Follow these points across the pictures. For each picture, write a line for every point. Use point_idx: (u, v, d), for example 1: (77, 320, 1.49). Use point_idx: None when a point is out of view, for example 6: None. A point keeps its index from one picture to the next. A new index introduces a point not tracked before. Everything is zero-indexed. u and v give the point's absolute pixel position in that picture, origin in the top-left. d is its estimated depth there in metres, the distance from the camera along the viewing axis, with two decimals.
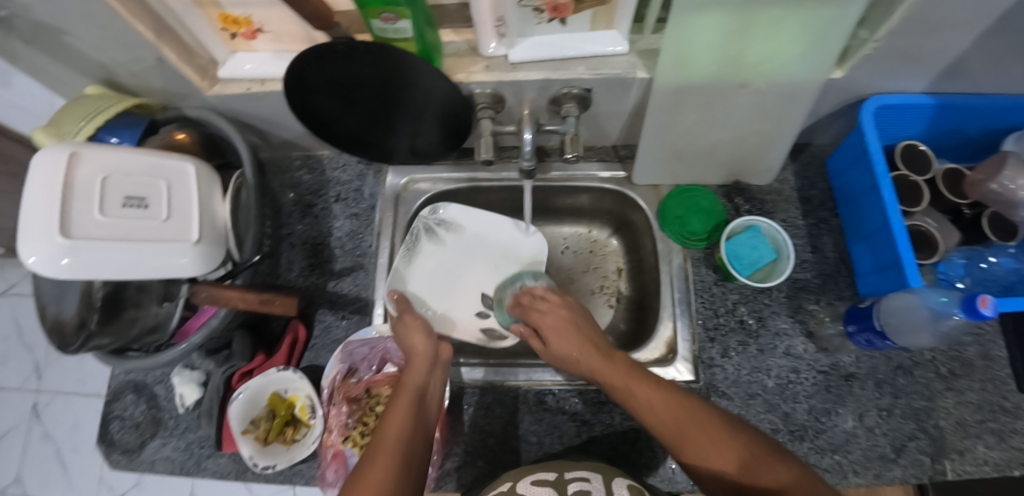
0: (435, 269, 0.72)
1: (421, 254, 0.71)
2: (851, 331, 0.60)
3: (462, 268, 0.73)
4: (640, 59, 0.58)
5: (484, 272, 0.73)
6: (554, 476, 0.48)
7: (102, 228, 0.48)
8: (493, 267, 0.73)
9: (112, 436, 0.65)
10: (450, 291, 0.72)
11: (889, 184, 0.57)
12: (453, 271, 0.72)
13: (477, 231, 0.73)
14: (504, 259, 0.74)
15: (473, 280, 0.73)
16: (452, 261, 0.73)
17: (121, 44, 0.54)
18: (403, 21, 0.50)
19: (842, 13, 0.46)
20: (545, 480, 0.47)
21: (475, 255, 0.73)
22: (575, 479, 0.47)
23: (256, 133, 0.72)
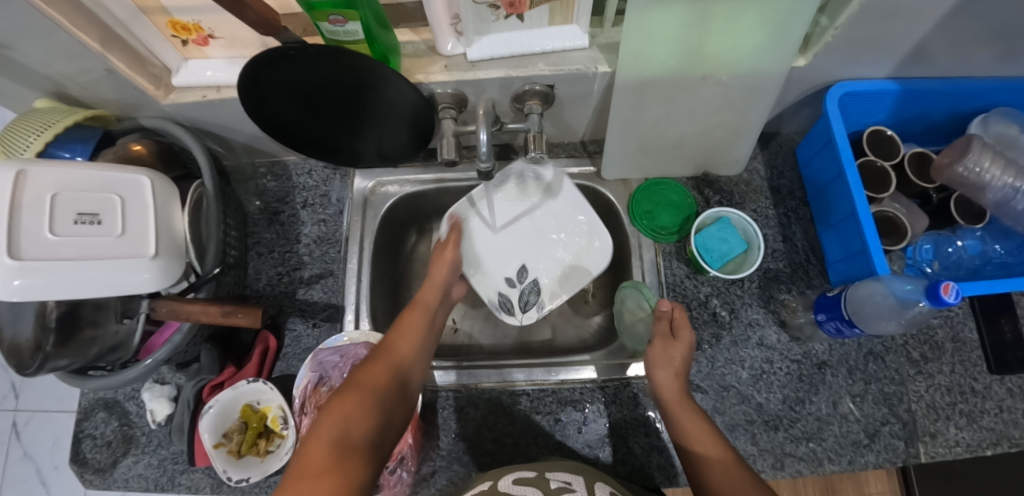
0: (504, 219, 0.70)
1: (501, 195, 0.70)
2: (821, 319, 0.59)
3: (524, 234, 0.70)
4: (601, 53, 0.57)
5: (544, 249, 0.70)
6: (533, 474, 0.49)
7: (54, 247, 0.48)
8: (551, 249, 0.70)
9: (84, 456, 0.64)
10: (495, 247, 0.70)
11: (854, 171, 0.57)
12: (517, 230, 0.70)
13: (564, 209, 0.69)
14: (569, 249, 0.69)
15: (529, 250, 0.70)
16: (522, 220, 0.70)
17: (66, 57, 0.52)
18: (353, 24, 0.48)
19: (801, 3, 0.46)
20: (525, 478, 0.48)
21: (548, 226, 0.70)
22: (558, 481, 0.47)
23: (219, 141, 0.71)
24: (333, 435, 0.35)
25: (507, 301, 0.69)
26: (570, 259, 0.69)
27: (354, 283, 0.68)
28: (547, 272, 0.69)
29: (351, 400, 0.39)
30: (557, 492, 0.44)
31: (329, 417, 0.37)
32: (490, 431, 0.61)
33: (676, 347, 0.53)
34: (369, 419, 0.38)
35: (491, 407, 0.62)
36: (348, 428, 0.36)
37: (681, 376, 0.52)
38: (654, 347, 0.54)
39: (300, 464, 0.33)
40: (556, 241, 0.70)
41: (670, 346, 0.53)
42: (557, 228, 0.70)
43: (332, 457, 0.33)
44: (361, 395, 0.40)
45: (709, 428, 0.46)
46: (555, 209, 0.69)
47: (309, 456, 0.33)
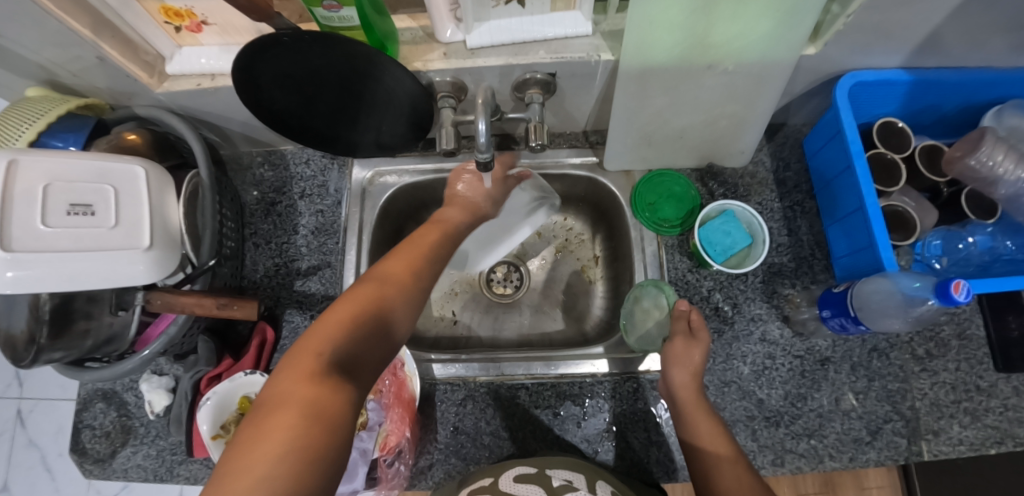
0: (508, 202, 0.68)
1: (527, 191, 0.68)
2: (825, 316, 0.59)
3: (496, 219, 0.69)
4: (604, 40, 0.56)
5: (488, 236, 0.71)
6: (535, 471, 0.49)
7: (46, 238, 0.47)
8: (490, 239, 0.72)
9: (83, 446, 0.64)
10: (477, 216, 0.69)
11: (864, 164, 0.55)
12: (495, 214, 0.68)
13: (519, 235, 0.74)
14: (491, 248, 0.73)
15: (485, 230, 0.69)
16: (507, 211, 0.68)
17: (56, 44, 0.51)
18: (347, 9, 0.47)
19: None
20: (526, 475, 0.48)
21: (508, 226, 0.71)
22: (559, 479, 0.46)
23: (214, 130, 0.70)
24: (330, 353, 0.34)
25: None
26: (476, 252, 0.73)
27: (352, 275, 0.67)
28: (464, 246, 0.71)
29: (350, 319, 0.37)
30: (560, 492, 0.44)
31: (321, 335, 0.35)
32: (488, 425, 0.61)
33: (695, 345, 0.52)
34: (368, 342, 0.37)
35: (488, 400, 0.62)
36: (343, 349, 0.35)
37: (698, 373, 0.51)
38: (676, 343, 0.52)
39: (290, 378, 0.32)
40: (496, 238, 0.72)
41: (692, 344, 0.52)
42: (507, 233, 0.73)
43: (326, 375, 0.32)
44: (361, 316, 0.38)
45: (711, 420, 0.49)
46: (521, 230, 0.73)
47: (300, 371, 0.32)
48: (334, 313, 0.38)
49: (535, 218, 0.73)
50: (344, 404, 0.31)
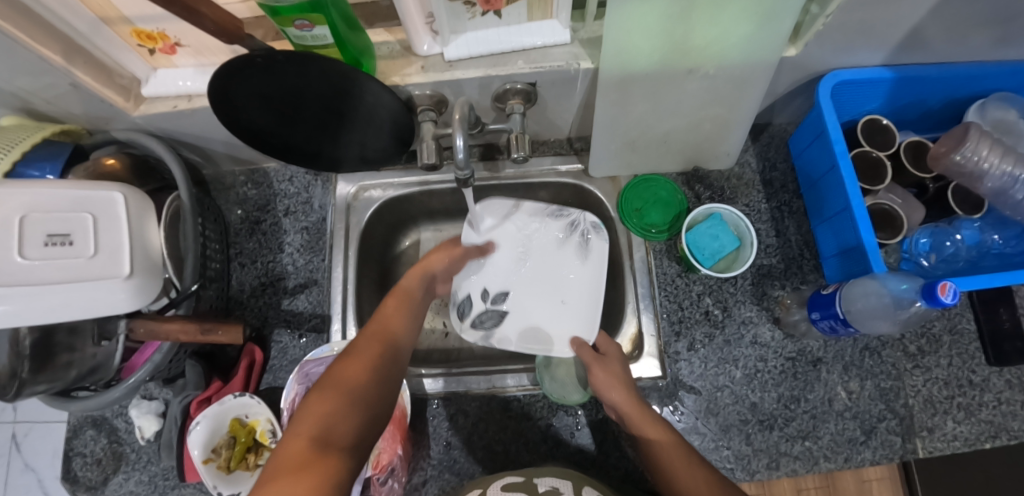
0: (533, 234, 0.67)
1: (547, 221, 0.67)
2: (815, 318, 0.58)
3: (536, 259, 0.67)
4: (583, 48, 0.55)
5: (542, 291, 0.66)
6: (521, 479, 0.49)
7: (23, 272, 0.46)
8: (555, 298, 0.66)
9: (75, 474, 0.64)
10: (507, 267, 0.67)
11: (848, 163, 0.55)
12: (520, 249, 0.67)
13: (584, 287, 0.65)
14: (566, 310, 0.65)
15: (531, 278, 0.67)
16: (540, 247, 0.67)
17: (25, 73, 0.51)
18: (319, 28, 0.47)
19: None
20: (514, 484, 0.48)
21: (564, 274, 0.66)
22: (545, 485, 0.47)
23: (195, 151, 0.69)
24: (312, 434, 0.33)
25: (467, 309, 0.66)
26: (551, 322, 0.65)
27: (339, 292, 0.66)
28: (523, 317, 0.66)
29: (331, 395, 0.37)
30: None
31: (307, 416, 0.35)
32: (480, 440, 0.60)
33: (612, 363, 0.55)
34: (352, 415, 0.36)
35: (481, 413, 0.61)
36: (329, 427, 0.34)
37: (630, 389, 0.52)
38: (594, 373, 0.54)
39: (277, 467, 0.31)
40: (558, 296, 0.66)
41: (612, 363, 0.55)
42: (572, 289, 0.66)
43: (312, 454, 0.31)
44: (343, 390, 0.37)
45: (679, 449, 0.45)
46: (582, 279, 0.66)
47: (289, 453, 0.31)
48: (318, 394, 0.37)
49: (593, 255, 0.66)
50: (333, 476, 0.31)
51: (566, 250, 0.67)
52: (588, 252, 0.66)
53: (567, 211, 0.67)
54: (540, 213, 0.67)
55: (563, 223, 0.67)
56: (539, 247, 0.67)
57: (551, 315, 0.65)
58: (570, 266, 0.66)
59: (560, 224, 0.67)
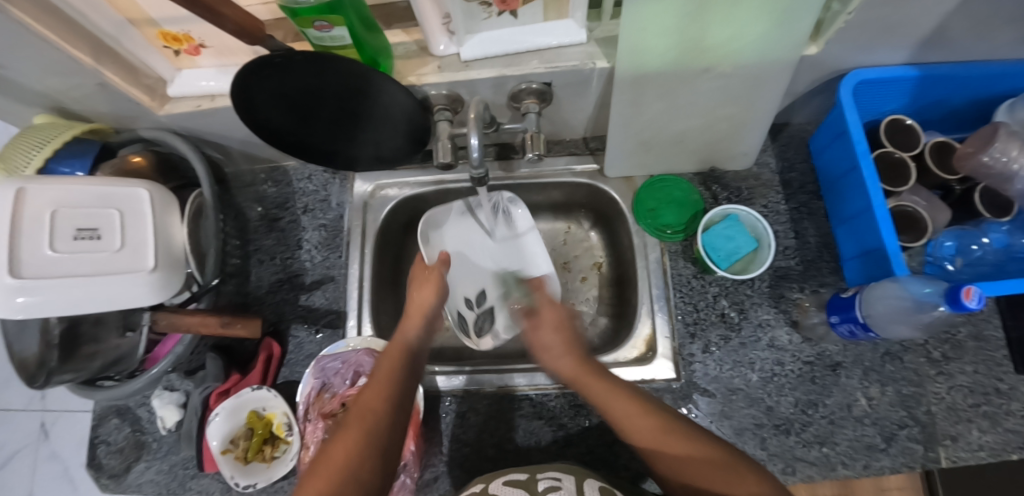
0: (466, 231, 0.69)
1: (471, 217, 0.68)
2: (834, 322, 0.58)
3: (487, 250, 0.69)
4: (598, 47, 0.55)
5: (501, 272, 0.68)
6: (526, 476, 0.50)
7: (53, 264, 0.49)
8: (528, 279, 0.67)
9: (99, 461, 0.66)
10: (476, 264, 0.69)
11: (870, 164, 0.55)
12: (478, 247, 0.69)
13: (534, 258, 0.67)
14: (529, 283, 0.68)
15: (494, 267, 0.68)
16: (482, 244, 0.69)
17: (59, 73, 0.53)
18: (338, 29, 0.47)
19: None
20: (517, 480, 0.49)
21: (513, 255, 0.68)
22: (547, 482, 0.47)
23: (216, 148, 0.70)
24: None
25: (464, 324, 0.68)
26: (534, 298, 0.68)
27: (354, 289, 0.67)
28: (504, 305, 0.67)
29: (331, 467, 0.37)
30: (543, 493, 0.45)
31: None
32: (492, 438, 0.60)
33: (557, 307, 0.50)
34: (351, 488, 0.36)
35: (491, 411, 0.61)
36: None
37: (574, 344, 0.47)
38: (527, 331, 0.50)
39: None
40: (525, 275, 0.67)
41: (545, 299, 0.52)
42: (525, 260, 0.68)
43: None
44: (343, 456, 0.37)
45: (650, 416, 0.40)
46: (527, 250, 0.68)
47: None
48: (321, 465, 0.37)
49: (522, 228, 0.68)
50: None
51: (506, 233, 0.68)
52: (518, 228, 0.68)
53: (478, 199, 0.67)
54: (467, 210, 0.68)
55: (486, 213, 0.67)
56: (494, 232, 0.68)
57: (526, 288, 0.67)
58: (516, 246, 0.68)
59: (481, 214, 0.67)
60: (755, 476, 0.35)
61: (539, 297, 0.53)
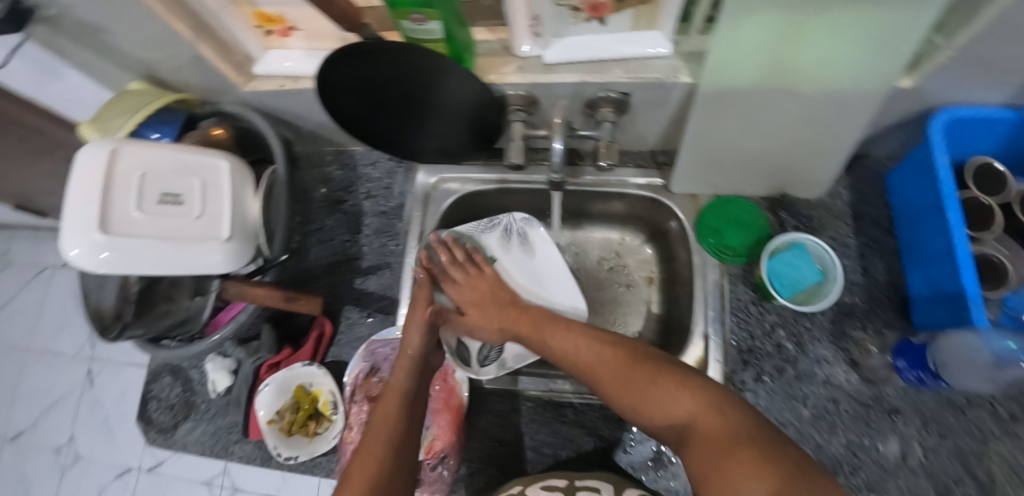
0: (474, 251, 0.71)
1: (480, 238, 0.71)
2: (900, 366, 0.55)
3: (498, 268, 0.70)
4: (683, 61, 0.54)
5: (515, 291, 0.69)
6: (565, 483, 0.52)
7: (136, 224, 0.50)
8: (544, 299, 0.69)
9: (150, 415, 0.69)
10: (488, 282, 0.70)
11: (957, 206, 0.52)
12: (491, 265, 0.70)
13: (549, 272, 0.70)
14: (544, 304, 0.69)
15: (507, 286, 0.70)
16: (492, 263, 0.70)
17: (159, 43, 0.55)
18: (433, 23, 0.48)
19: (912, 17, 0.41)
20: (555, 486, 0.51)
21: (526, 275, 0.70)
22: (588, 489, 0.50)
23: (289, 128, 0.72)
24: None
25: (465, 352, 0.65)
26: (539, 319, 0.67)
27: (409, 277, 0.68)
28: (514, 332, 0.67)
29: None
30: None
31: None
32: (531, 440, 0.60)
33: (475, 275, 0.62)
34: None
35: (533, 415, 0.61)
36: None
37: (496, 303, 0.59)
38: (469, 314, 0.60)
39: None
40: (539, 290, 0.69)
41: (478, 279, 0.62)
42: (540, 280, 0.70)
43: None
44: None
45: (586, 348, 0.48)
46: (543, 262, 0.71)
47: None
48: None
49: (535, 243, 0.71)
50: None
51: (516, 253, 0.71)
52: (533, 245, 0.71)
53: (490, 222, 0.71)
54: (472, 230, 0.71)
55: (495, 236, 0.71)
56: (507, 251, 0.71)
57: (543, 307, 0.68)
58: (526, 269, 0.71)
59: (495, 234, 0.71)
60: (688, 391, 0.39)
61: (472, 276, 0.62)
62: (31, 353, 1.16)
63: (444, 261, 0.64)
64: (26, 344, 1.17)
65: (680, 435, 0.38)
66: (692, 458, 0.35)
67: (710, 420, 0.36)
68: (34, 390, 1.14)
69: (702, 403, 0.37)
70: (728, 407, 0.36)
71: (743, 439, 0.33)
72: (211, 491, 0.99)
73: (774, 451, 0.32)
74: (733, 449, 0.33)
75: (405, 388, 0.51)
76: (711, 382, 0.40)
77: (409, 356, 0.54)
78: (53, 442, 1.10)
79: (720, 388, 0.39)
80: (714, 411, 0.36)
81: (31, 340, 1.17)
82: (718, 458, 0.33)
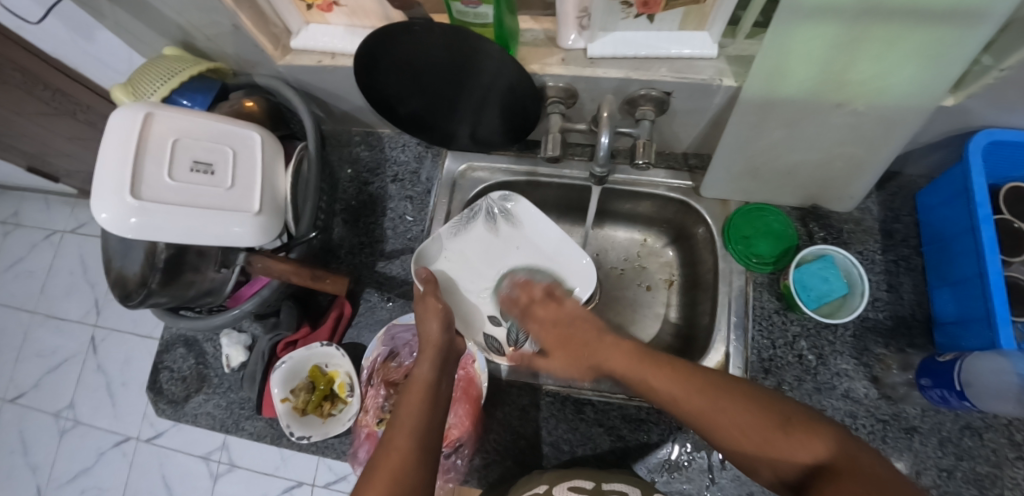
0: (467, 243, 0.68)
1: (470, 230, 0.68)
2: (923, 384, 0.55)
3: (490, 249, 0.69)
4: (728, 65, 0.54)
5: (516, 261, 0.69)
6: (590, 486, 0.50)
7: (169, 190, 0.50)
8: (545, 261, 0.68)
9: (160, 386, 0.68)
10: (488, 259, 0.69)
11: (991, 228, 0.52)
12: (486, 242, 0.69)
13: (543, 239, 0.67)
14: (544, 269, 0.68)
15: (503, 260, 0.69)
16: (488, 248, 0.69)
17: (198, 9, 0.54)
18: (484, 6, 0.48)
19: (968, 35, 0.40)
20: (581, 488, 0.50)
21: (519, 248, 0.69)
22: (614, 489, 0.49)
23: (320, 105, 0.71)
24: None
25: (496, 342, 0.67)
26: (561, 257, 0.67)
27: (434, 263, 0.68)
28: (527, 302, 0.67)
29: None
30: None
31: None
32: (549, 435, 0.60)
33: (552, 308, 0.58)
34: None
35: (553, 410, 0.61)
36: None
37: (580, 327, 0.54)
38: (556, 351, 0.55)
39: None
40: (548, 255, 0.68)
41: (559, 314, 0.57)
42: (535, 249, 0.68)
43: None
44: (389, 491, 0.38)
45: (668, 366, 0.45)
46: (533, 230, 0.68)
47: None
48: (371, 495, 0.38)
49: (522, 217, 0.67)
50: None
51: (509, 229, 0.68)
52: (519, 216, 0.67)
53: (467, 214, 0.67)
54: (458, 226, 0.67)
55: (484, 224, 0.68)
56: (499, 230, 0.68)
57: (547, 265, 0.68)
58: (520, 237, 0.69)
59: (478, 223, 0.68)
60: (810, 432, 0.36)
61: (549, 312, 0.58)
62: (36, 315, 1.15)
63: (523, 301, 0.61)
64: (32, 306, 1.16)
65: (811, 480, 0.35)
66: None
67: (852, 463, 0.33)
68: (36, 353, 1.13)
69: (830, 444, 0.35)
70: (860, 450, 0.34)
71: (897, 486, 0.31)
72: (209, 465, 0.99)
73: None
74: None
75: (430, 381, 0.49)
76: (828, 421, 0.37)
77: (430, 346, 0.52)
78: (53, 406, 1.10)
79: (844, 428, 0.36)
80: (849, 455, 0.34)
81: (35, 302, 1.16)
82: None
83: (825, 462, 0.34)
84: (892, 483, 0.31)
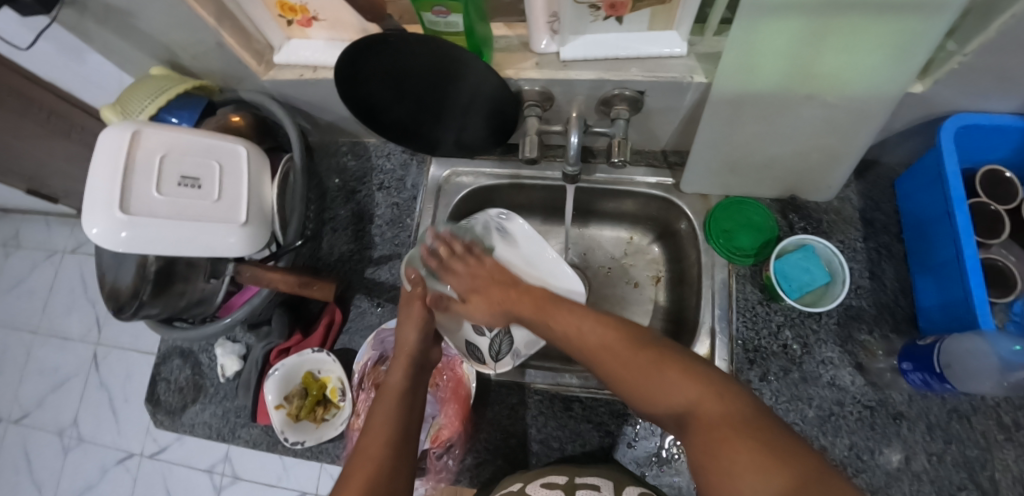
0: None
1: None
2: (905, 369, 0.56)
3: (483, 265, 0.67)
4: (699, 62, 0.55)
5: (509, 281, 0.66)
6: (565, 480, 0.51)
7: (156, 204, 0.51)
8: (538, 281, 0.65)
9: (157, 397, 0.69)
10: None
11: (966, 211, 0.53)
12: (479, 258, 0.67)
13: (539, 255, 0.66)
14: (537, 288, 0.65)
15: None
16: None
17: (181, 28, 0.55)
18: (455, 16, 0.49)
19: (925, 24, 0.41)
20: (555, 483, 0.50)
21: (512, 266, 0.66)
22: (586, 482, 0.50)
23: (306, 117, 0.73)
24: None
25: (477, 351, 0.62)
26: (555, 279, 0.65)
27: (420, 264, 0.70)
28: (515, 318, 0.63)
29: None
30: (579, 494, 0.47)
31: None
32: (538, 433, 0.61)
33: (474, 262, 0.57)
34: None
35: (541, 407, 0.62)
36: None
37: (499, 280, 0.54)
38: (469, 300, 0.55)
39: None
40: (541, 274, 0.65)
41: (478, 268, 0.56)
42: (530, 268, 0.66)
43: None
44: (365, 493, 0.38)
45: (583, 317, 0.45)
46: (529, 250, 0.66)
47: None
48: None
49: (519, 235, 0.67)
50: None
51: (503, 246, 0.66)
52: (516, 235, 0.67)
53: (464, 224, 0.66)
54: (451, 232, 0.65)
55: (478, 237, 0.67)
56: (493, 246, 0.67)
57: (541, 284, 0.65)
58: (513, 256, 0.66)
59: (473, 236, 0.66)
60: (688, 377, 0.36)
61: (470, 264, 0.57)
62: (38, 335, 1.17)
63: (443, 254, 0.58)
64: (34, 326, 1.18)
65: (681, 421, 0.35)
66: (695, 448, 0.32)
67: (714, 406, 0.33)
68: (39, 372, 1.15)
69: (702, 388, 0.34)
70: (731, 393, 0.34)
71: (745, 427, 0.30)
72: (212, 478, 1.00)
73: (779, 440, 0.29)
74: (735, 438, 0.30)
75: (403, 388, 0.50)
76: (712, 368, 0.37)
77: (404, 357, 0.53)
78: (57, 424, 1.11)
79: (726, 376, 0.36)
80: (718, 397, 0.34)
81: (38, 322, 1.18)
82: (717, 446, 0.30)
83: (691, 405, 0.34)
84: (749, 422, 0.31)
